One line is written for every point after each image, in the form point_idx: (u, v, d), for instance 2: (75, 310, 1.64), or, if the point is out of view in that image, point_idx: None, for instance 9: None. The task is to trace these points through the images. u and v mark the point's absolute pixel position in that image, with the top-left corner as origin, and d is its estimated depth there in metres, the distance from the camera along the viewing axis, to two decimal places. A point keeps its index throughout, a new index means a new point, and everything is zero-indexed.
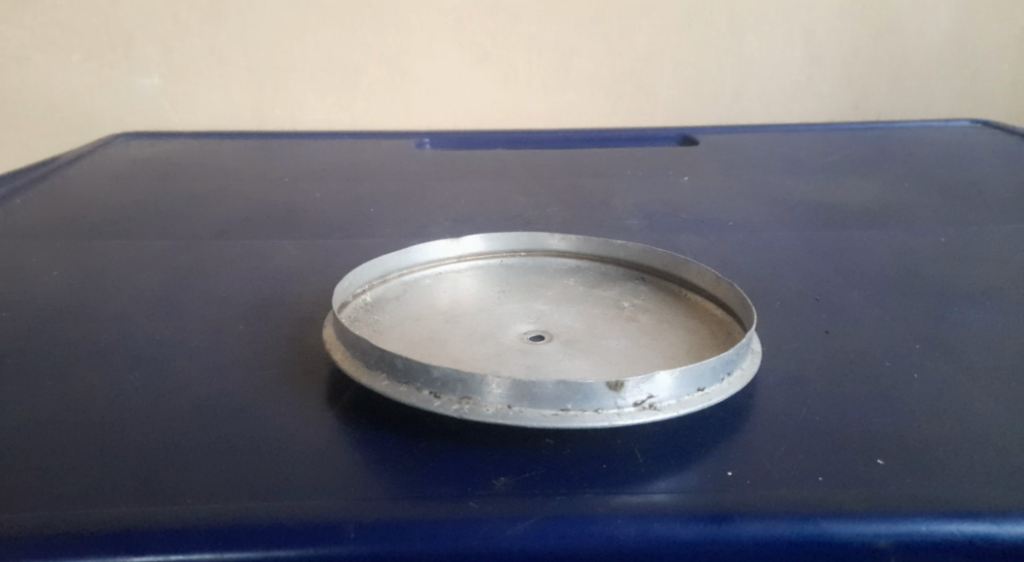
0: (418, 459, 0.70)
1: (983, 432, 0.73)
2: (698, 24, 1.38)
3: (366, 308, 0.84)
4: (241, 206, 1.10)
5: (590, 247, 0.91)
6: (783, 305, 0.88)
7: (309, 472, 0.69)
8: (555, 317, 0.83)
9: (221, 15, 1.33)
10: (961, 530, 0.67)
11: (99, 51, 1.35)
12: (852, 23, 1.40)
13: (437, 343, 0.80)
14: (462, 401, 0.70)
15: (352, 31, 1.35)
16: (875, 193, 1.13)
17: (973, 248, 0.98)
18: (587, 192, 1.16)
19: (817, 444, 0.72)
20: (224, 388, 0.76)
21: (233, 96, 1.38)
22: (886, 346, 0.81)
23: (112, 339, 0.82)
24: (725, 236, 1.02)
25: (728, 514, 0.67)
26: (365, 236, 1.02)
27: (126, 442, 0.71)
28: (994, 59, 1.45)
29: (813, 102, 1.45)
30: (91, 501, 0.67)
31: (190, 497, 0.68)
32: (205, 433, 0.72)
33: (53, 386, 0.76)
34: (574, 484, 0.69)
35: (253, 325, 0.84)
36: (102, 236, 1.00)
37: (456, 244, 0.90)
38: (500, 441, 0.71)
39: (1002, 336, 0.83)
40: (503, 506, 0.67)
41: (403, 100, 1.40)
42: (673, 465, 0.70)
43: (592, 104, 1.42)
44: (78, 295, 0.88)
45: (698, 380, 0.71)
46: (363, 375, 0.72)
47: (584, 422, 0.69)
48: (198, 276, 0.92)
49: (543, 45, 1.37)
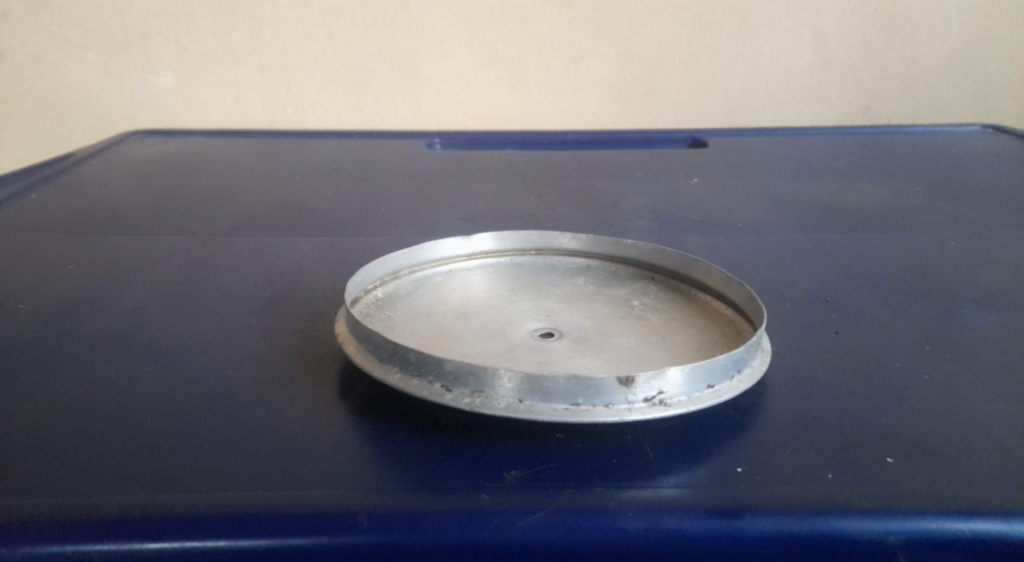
0: (429, 453, 0.71)
1: (989, 432, 0.74)
2: (708, 26, 1.39)
3: (377, 304, 0.85)
4: (253, 203, 1.11)
5: (599, 246, 0.92)
6: (790, 305, 0.89)
7: (322, 464, 0.71)
8: (564, 315, 0.84)
9: (235, 15, 1.35)
10: (969, 528, 0.68)
11: (113, 49, 1.37)
12: (863, 24, 1.40)
13: (448, 339, 0.81)
14: (474, 395, 0.71)
15: (363, 32, 1.36)
16: (884, 197, 1.14)
17: (981, 250, 0.98)
18: (596, 192, 1.17)
19: (825, 443, 0.73)
20: (239, 381, 0.77)
21: (245, 95, 1.40)
22: (893, 347, 0.82)
23: (127, 332, 0.83)
24: (734, 238, 1.03)
25: (736, 509, 0.68)
26: (377, 234, 1.03)
27: (139, 432, 0.72)
28: (1004, 64, 1.45)
29: (823, 105, 1.46)
30: (108, 489, 0.68)
31: (205, 486, 0.69)
32: (220, 425, 0.73)
33: (67, 378, 0.77)
34: (584, 478, 0.70)
35: (267, 320, 0.85)
36: (116, 231, 1.02)
37: (466, 242, 0.91)
38: (510, 436, 0.72)
39: (1007, 339, 0.83)
40: (514, 500, 0.68)
41: (413, 102, 1.41)
42: (682, 460, 0.71)
43: (601, 106, 1.43)
44: (94, 290, 0.89)
45: (707, 377, 0.72)
46: (375, 369, 0.73)
47: (595, 416, 0.69)
48: (212, 272, 0.93)
49: (552, 47, 1.38)
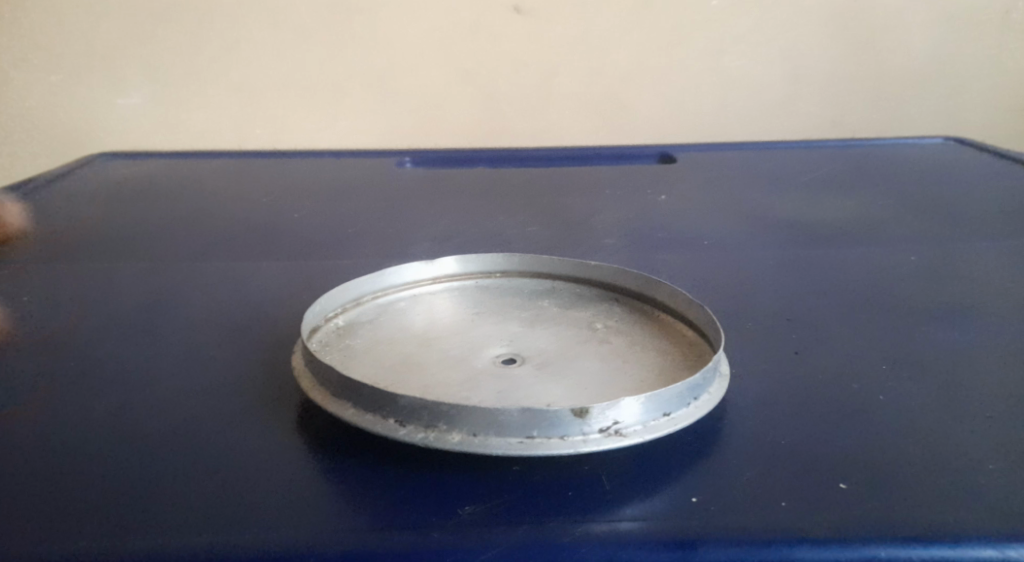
0: (386, 487, 0.71)
1: (945, 455, 0.75)
2: (677, 44, 1.40)
3: (337, 333, 0.85)
4: (220, 226, 1.11)
5: (564, 267, 0.92)
6: (755, 325, 0.89)
7: (281, 499, 0.71)
8: (527, 340, 0.84)
9: (203, 34, 1.35)
10: (923, 554, 0.69)
11: (77, 71, 1.36)
12: (827, 43, 1.42)
13: (412, 367, 0.81)
14: (428, 429, 0.71)
15: (333, 50, 1.36)
16: (850, 212, 1.15)
17: (943, 267, 1.00)
18: (565, 210, 1.18)
19: (782, 470, 0.73)
20: (198, 414, 0.77)
21: (215, 114, 1.40)
22: (854, 367, 0.83)
23: (86, 365, 0.83)
24: (702, 255, 1.04)
25: (693, 540, 0.69)
26: (344, 256, 1.04)
27: (98, 471, 0.72)
28: (968, 78, 1.48)
29: (791, 120, 1.47)
30: (66, 531, 0.68)
31: (164, 524, 0.69)
32: (178, 461, 0.73)
33: (25, 414, 0.77)
34: (541, 512, 0.70)
35: (229, 349, 0.85)
36: (78, 258, 1.01)
37: (431, 266, 0.92)
38: (468, 468, 0.73)
39: (967, 356, 0.85)
40: (470, 535, 0.69)
41: (385, 118, 1.41)
42: (640, 491, 0.72)
43: (573, 122, 1.44)
44: (52, 320, 0.89)
45: (664, 405, 0.72)
46: (329, 403, 0.74)
47: (550, 448, 0.70)
48: (174, 299, 0.93)
49: (525, 64, 1.39)
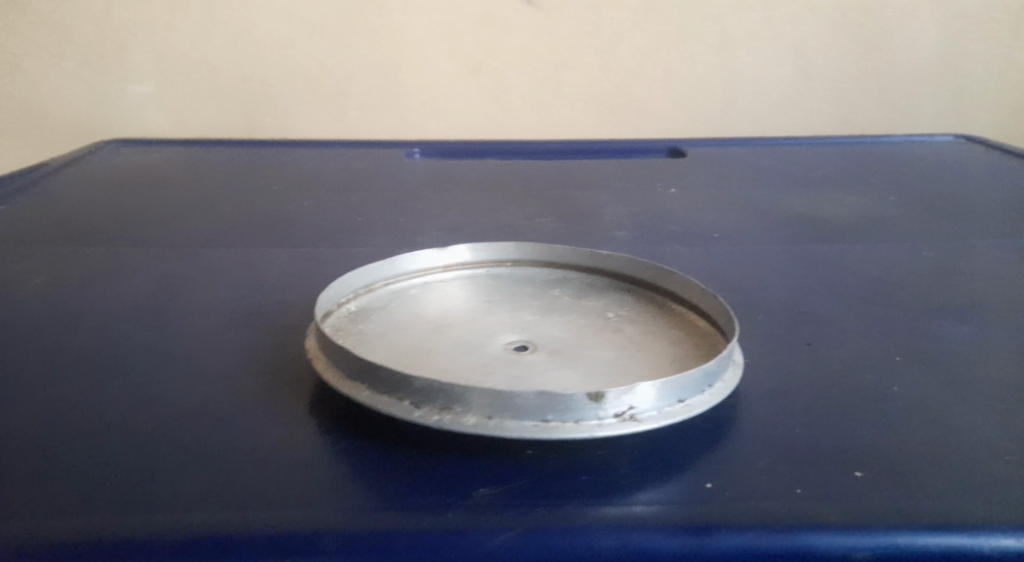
0: (399, 471, 0.71)
1: (959, 447, 0.74)
2: (689, 37, 1.40)
3: (350, 318, 0.85)
4: (231, 214, 1.11)
5: (575, 257, 0.92)
6: (766, 317, 0.89)
7: (293, 482, 0.70)
8: (541, 328, 0.84)
9: (214, 24, 1.35)
10: (938, 543, 0.68)
11: (88, 57, 1.36)
12: (840, 38, 1.41)
13: (423, 353, 0.81)
14: (443, 412, 0.71)
15: (344, 42, 1.36)
16: (862, 207, 1.15)
17: (955, 264, 0.99)
18: (574, 202, 1.18)
19: (796, 459, 0.73)
20: (210, 398, 0.77)
21: (225, 104, 1.40)
22: (867, 359, 0.83)
23: (98, 348, 0.82)
24: (711, 249, 1.04)
25: (707, 526, 0.69)
26: (355, 245, 1.03)
27: (110, 452, 0.72)
28: (981, 74, 1.47)
29: (803, 116, 1.47)
30: (77, 509, 0.68)
31: (176, 505, 0.69)
32: (191, 443, 0.73)
33: (37, 395, 0.77)
34: (555, 497, 0.70)
35: (240, 334, 0.85)
36: (88, 243, 1.01)
37: (443, 253, 0.92)
38: (481, 453, 0.73)
39: (981, 351, 0.84)
40: (483, 519, 0.68)
41: (395, 110, 1.41)
42: (654, 477, 0.72)
43: (583, 115, 1.44)
44: (63, 304, 0.89)
45: (679, 391, 0.72)
46: (344, 385, 0.73)
47: (565, 433, 0.70)
48: (185, 285, 0.93)
49: (536, 57, 1.39)
